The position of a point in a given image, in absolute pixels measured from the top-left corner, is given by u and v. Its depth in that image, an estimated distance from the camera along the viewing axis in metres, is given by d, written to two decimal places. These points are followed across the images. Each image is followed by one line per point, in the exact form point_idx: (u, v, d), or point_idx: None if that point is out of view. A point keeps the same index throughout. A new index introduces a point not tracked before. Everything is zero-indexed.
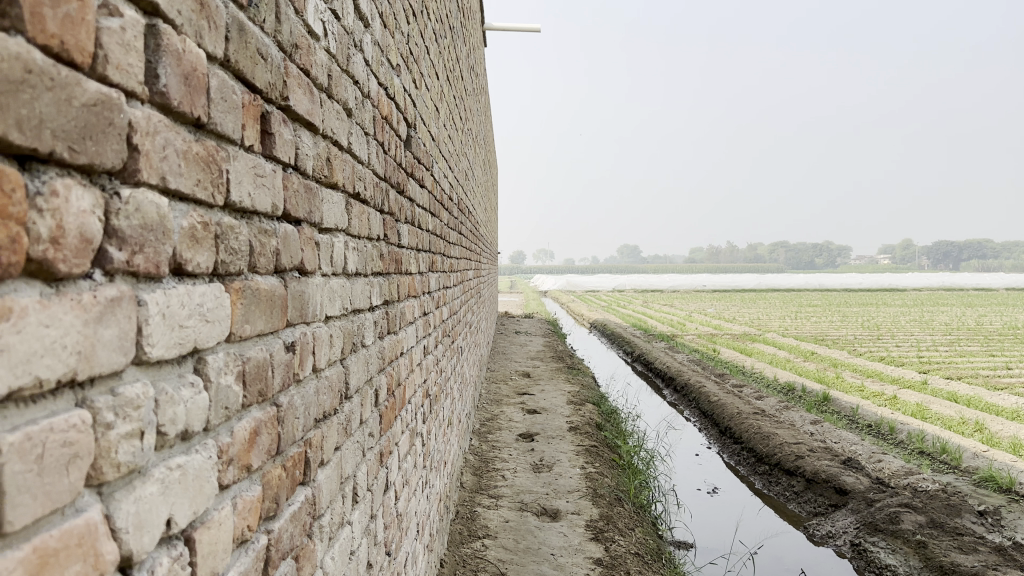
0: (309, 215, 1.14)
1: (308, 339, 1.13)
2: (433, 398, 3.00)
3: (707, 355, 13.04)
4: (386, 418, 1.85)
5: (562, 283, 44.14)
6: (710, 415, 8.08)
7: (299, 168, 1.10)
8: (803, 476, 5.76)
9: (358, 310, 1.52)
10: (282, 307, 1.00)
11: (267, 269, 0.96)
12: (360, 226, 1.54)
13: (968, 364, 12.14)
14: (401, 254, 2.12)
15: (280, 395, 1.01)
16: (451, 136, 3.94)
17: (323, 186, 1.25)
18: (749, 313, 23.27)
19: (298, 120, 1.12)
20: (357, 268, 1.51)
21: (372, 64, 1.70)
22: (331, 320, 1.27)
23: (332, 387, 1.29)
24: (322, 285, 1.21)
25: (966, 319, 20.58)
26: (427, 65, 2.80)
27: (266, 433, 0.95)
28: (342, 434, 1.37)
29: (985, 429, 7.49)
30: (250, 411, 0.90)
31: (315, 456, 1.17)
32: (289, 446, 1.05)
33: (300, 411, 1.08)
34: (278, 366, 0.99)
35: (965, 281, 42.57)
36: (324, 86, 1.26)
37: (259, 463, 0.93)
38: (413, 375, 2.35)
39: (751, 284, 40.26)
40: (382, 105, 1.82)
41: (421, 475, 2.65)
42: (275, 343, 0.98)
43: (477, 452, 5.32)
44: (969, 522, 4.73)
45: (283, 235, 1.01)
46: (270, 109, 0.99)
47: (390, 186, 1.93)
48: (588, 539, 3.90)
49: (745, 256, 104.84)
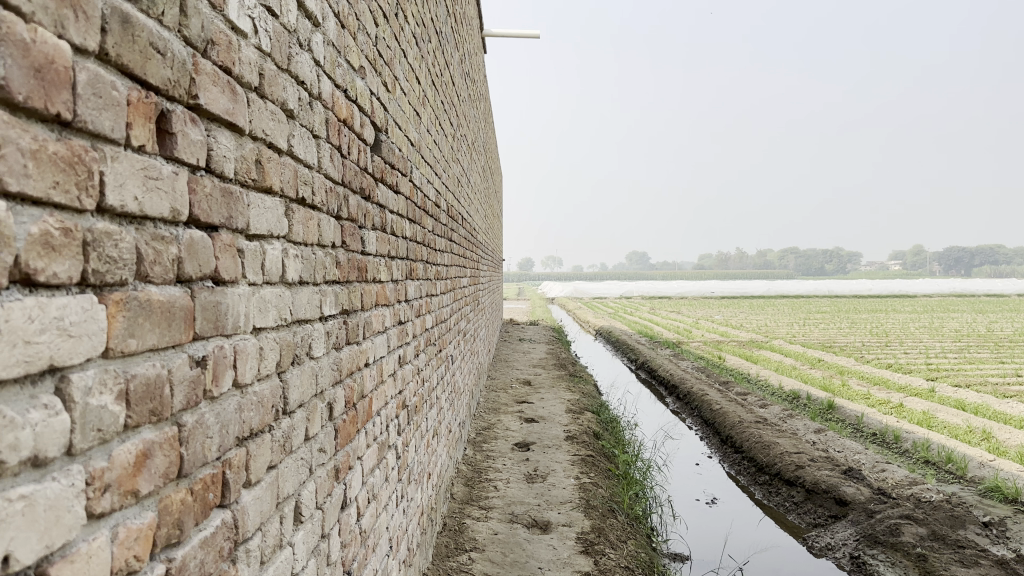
0: (228, 221, 1.08)
1: (227, 352, 1.07)
2: (412, 408, 2.94)
3: (712, 363, 12.93)
4: (344, 432, 1.78)
5: (569, 290, 44.13)
6: (712, 424, 7.97)
7: (214, 171, 1.04)
8: (803, 486, 5.66)
9: (303, 321, 1.45)
10: (185, 320, 0.94)
11: (164, 279, 0.90)
12: (307, 232, 1.48)
13: (977, 371, 11.97)
14: (366, 262, 2.05)
15: (183, 413, 0.94)
16: (438, 143, 3.88)
17: (251, 191, 1.19)
18: (756, 319, 23.15)
19: (214, 120, 1.05)
20: (302, 277, 1.44)
21: (325, 64, 1.63)
22: (261, 332, 1.21)
23: (264, 402, 1.22)
24: (247, 295, 1.14)
25: (975, 325, 20.42)
26: (404, 68, 2.74)
27: (161, 455, 0.88)
28: (279, 452, 1.30)
29: (993, 438, 7.36)
30: (139, 431, 0.84)
31: (237, 477, 1.11)
32: (197, 467, 0.98)
33: (212, 430, 1.02)
34: (179, 384, 0.92)
35: (975, 286, 42.25)
36: (253, 85, 1.20)
37: (152, 487, 0.86)
38: (383, 387, 2.28)
39: (759, 290, 40.08)
40: (339, 107, 1.75)
41: (397, 489, 2.58)
42: (175, 359, 0.92)
43: (470, 462, 5.25)
44: (972, 534, 4.62)
45: (188, 241, 0.95)
46: (171, 107, 0.93)
47: (351, 192, 1.87)
48: (578, 552, 3.81)
49: (754, 263, 104.48)
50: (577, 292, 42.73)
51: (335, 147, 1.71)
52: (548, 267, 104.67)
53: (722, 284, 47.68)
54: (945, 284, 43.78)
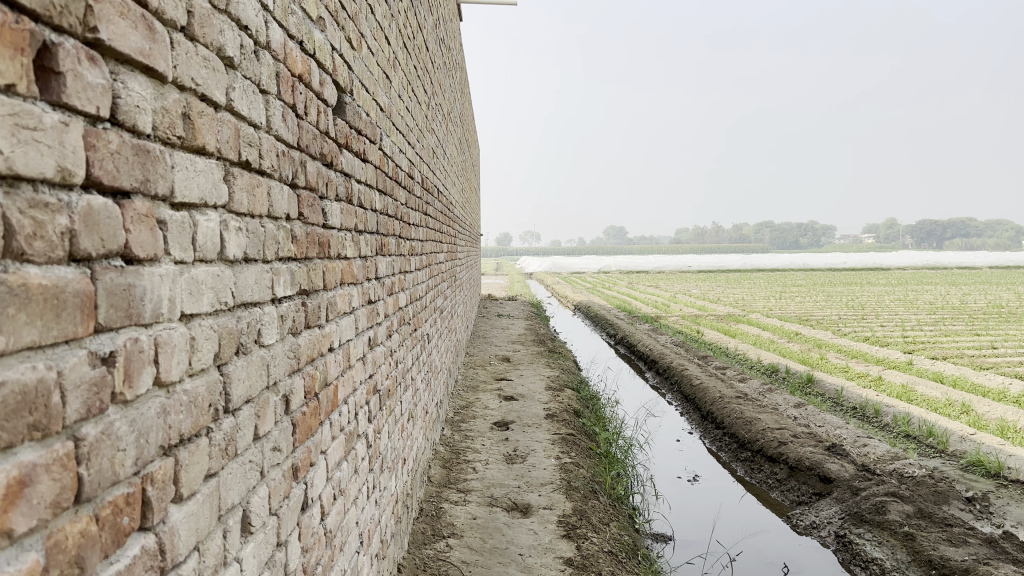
0: (144, 185, 0.89)
1: (142, 345, 0.88)
2: (384, 392, 2.76)
3: (690, 337, 12.86)
4: (304, 427, 1.60)
5: (547, 265, 43.93)
6: (692, 400, 7.90)
7: (123, 124, 0.85)
8: (786, 463, 5.58)
9: (249, 304, 1.25)
10: (81, 309, 0.75)
11: (49, 258, 0.71)
12: (253, 202, 1.28)
13: (953, 343, 12.00)
14: (329, 236, 1.86)
15: (81, 425, 0.76)
16: (411, 111, 3.68)
17: (177, 150, 0.99)
18: (733, 293, 23.09)
19: (122, 62, 0.86)
20: (247, 253, 1.24)
21: (275, 10, 1.42)
22: (193, 319, 1.02)
23: (199, 401, 1.03)
24: (172, 275, 0.95)
25: (950, 297, 20.49)
26: (371, 25, 2.52)
27: (48, 480, 0.69)
28: (220, 458, 1.12)
29: (972, 411, 7.33)
30: (16, 450, 0.65)
31: (160, 494, 0.92)
32: (105, 487, 0.80)
33: (125, 441, 0.83)
34: (74, 388, 0.74)
35: (950, 259, 42.53)
36: (179, 23, 1.00)
37: (34, 524, 0.67)
38: (350, 373, 2.10)
39: (736, 264, 40.17)
40: (293, 61, 1.55)
41: (368, 481, 2.40)
42: (67, 358, 0.73)
43: (448, 443, 5.10)
44: (956, 509, 4.55)
45: (85, 209, 0.76)
46: (59, 40, 0.73)
47: (308, 157, 1.67)
48: (560, 537, 3.67)
49: (731, 236, 104.78)
50: (557, 267, 42.59)
51: (288, 105, 1.51)
52: (525, 242, 104.66)
53: (698, 258, 47.69)
54: (918, 256, 44.32)
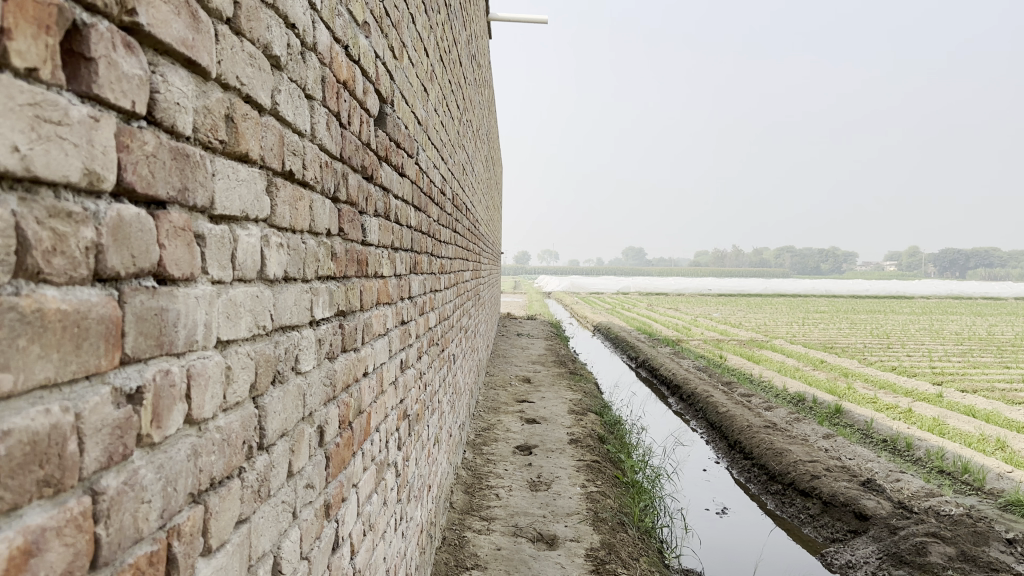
0: (181, 193, 0.78)
1: (171, 378, 0.75)
2: (414, 417, 2.65)
3: (713, 361, 12.66)
4: (337, 459, 1.48)
5: (565, 286, 43.86)
6: (718, 427, 7.71)
7: (161, 123, 0.74)
8: (819, 498, 5.38)
9: (288, 327, 1.14)
10: (106, 339, 0.64)
11: (73, 279, 0.59)
12: (295, 216, 1.17)
13: (984, 376, 11.67)
14: (367, 254, 1.74)
15: (101, 476, 0.64)
16: (444, 124, 3.56)
17: (219, 155, 0.88)
18: (756, 317, 22.82)
19: (163, 53, 0.75)
20: (286, 271, 1.12)
21: (323, 11, 1.32)
22: (229, 347, 0.90)
23: (231, 440, 0.91)
24: (208, 296, 0.84)
25: (976, 328, 20.08)
26: (412, 36, 2.43)
27: (60, 546, 0.57)
28: (252, 501, 1.00)
29: (1009, 447, 7.06)
30: (23, 514, 0.54)
31: (187, 547, 0.80)
32: (126, 548, 0.68)
33: (151, 492, 0.72)
34: (94, 435, 0.62)
35: (974, 289, 41.90)
36: (225, 14, 0.89)
37: None
38: (382, 400, 1.97)
39: (755, 289, 39.82)
40: (338, 65, 1.45)
41: (396, 512, 2.28)
42: (88, 397, 0.62)
43: (471, 467, 4.96)
44: (998, 551, 4.34)
45: (115, 221, 0.65)
46: (91, 19, 0.61)
47: (350, 169, 1.56)
48: (588, 572, 3.51)
49: (750, 260, 104.33)
50: (575, 288, 42.48)
51: (332, 113, 1.40)
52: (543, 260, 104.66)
53: (717, 282, 47.32)
54: (942, 285, 43.71)
